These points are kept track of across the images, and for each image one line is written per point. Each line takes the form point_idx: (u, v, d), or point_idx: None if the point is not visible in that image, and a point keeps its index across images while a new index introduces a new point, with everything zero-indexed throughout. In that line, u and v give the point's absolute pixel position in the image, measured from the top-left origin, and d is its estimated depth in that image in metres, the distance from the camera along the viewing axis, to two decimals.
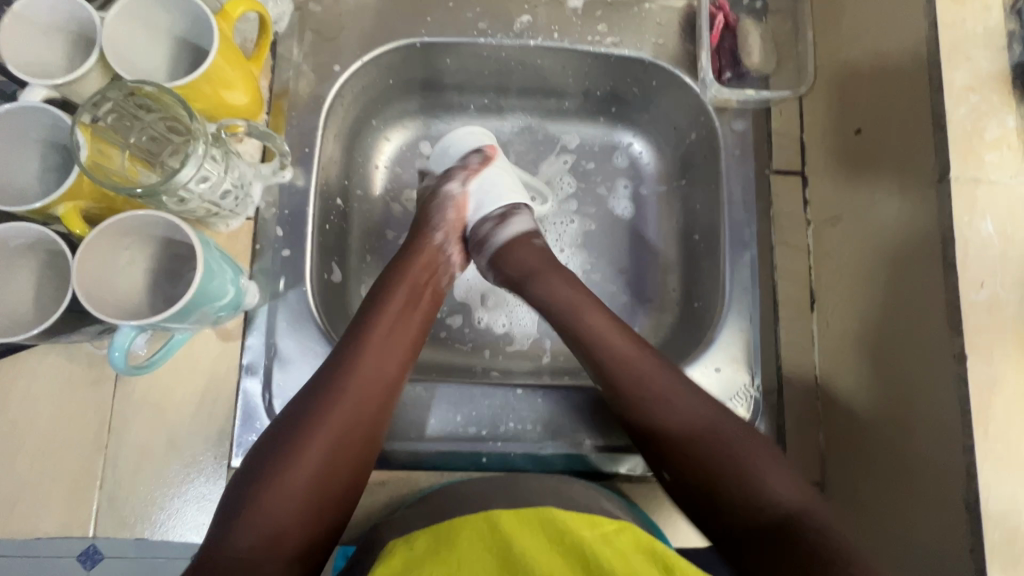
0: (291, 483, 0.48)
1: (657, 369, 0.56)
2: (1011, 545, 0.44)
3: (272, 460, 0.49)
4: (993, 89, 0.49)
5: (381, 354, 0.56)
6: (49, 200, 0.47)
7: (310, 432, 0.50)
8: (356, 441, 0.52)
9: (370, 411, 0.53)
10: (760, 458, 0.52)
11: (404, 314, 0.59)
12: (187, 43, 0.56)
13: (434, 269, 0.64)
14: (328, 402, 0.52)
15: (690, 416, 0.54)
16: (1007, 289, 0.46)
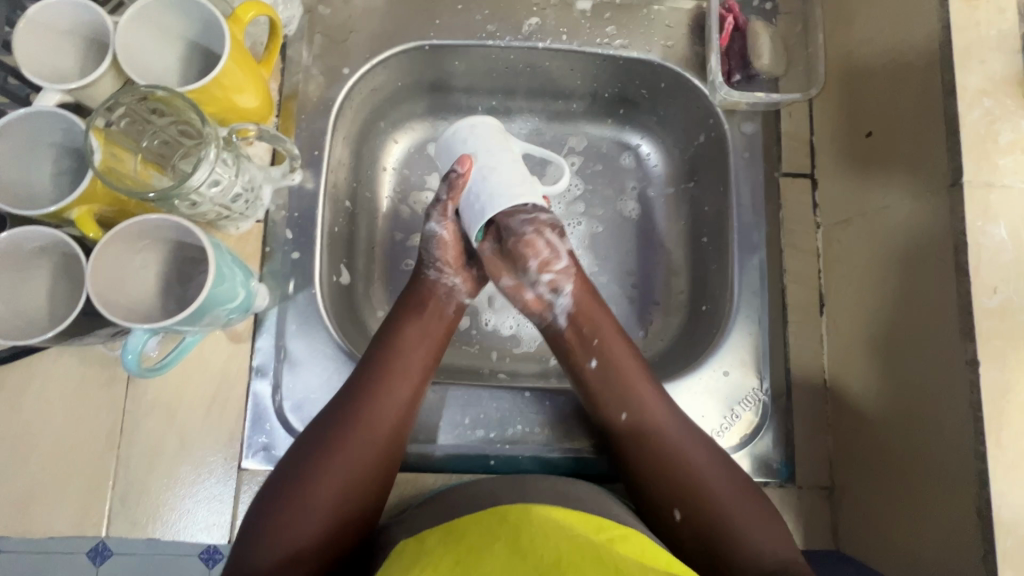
0: (312, 509, 0.50)
1: (670, 411, 0.58)
2: (1022, 552, 0.43)
3: (297, 486, 0.50)
4: (1006, 92, 0.49)
5: (400, 385, 0.57)
6: (64, 204, 0.48)
7: (333, 459, 0.52)
8: (376, 469, 0.53)
9: (390, 440, 0.55)
10: (753, 501, 0.54)
11: (421, 343, 0.60)
12: (199, 47, 0.56)
13: (440, 295, 0.62)
14: (351, 430, 0.53)
15: (697, 459, 0.56)
16: (1021, 294, 0.46)
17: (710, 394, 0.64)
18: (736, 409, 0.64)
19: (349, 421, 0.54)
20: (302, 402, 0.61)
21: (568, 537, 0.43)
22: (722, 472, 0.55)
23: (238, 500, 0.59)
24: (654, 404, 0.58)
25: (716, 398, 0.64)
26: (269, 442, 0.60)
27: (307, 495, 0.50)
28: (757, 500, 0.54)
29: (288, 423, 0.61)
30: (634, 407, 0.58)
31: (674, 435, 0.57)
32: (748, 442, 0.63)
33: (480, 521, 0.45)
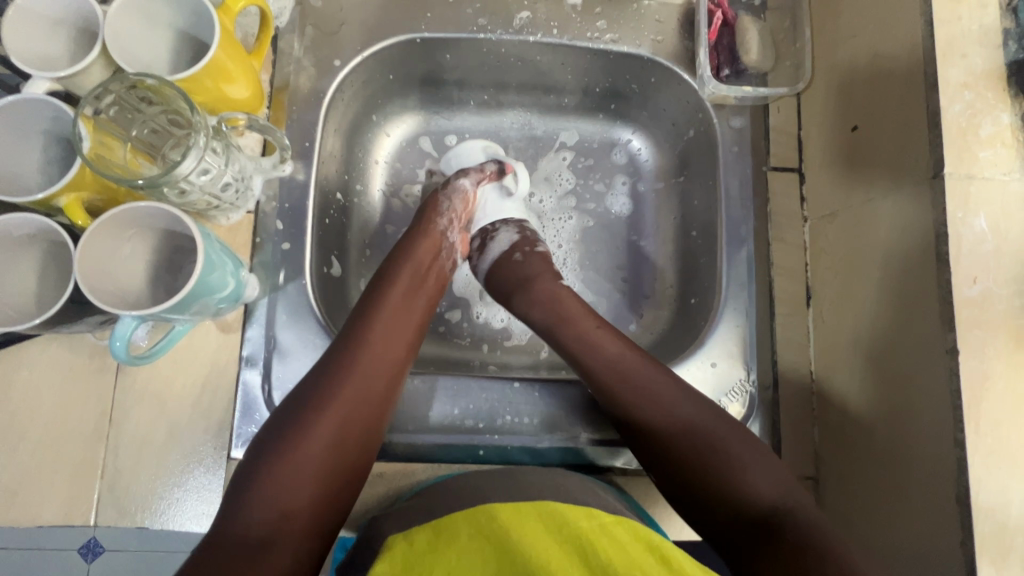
0: (302, 469, 0.49)
1: (649, 366, 0.58)
2: (998, 535, 0.44)
3: (283, 447, 0.49)
4: (987, 86, 0.50)
5: (388, 341, 0.57)
6: (52, 191, 0.48)
7: (320, 419, 0.51)
8: (366, 427, 0.53)
9: (378, 394, 0.54)
10: (755, 455, 0.53)
11: (410, 302, 0.60)
12: (189, 37, 0.56)
13: (438, 255, 0.64)
14: (339, 386, 0.53)
15: (680, 411, 0.55)
16: (999, 284, 0.47)
17: (698, 386, 0.65)
18: (723, 400, 0.64)
19: (336, 378, 0.53)
20: (292, 392, 0.61)
21: (558, 536, 0.44)
22: (707, 421, 0.55)
23: (227, 489, 0.59)
24: (628, 362, 0.57)
25: (703, 389, 0.65)
26: (259, 432, 0.60)
27: (297, 455, 0.49)
28: (748, 448, 0.54)
29: None
30: (608, 369, 0.57)
31: (654, 389, 0.56)
32: None
33: (468, 519, 0.46)
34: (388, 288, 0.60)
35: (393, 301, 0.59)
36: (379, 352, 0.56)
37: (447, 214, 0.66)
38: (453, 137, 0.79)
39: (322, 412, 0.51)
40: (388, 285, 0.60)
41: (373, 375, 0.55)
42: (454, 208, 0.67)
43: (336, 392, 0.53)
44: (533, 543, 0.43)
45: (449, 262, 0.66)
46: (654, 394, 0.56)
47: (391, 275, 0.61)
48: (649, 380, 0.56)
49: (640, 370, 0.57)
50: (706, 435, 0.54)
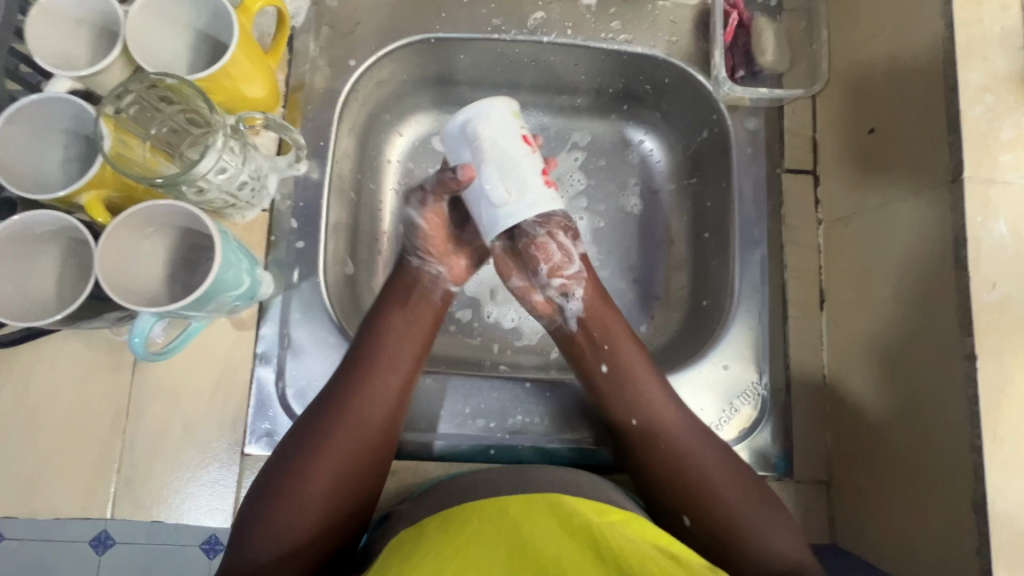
0: (306, 511, 0.50)
1: (682, 413, 0.58)
2: (1018, 545, 0.44)
3: (288, 483, 0.51)
4: (1008, 89, 0.49)
5: (384, 380, 0.56)
6: (73, 189, 0.49)
7: (319, 461, 0.52)
8: (368, 469, 0.54)
9: (372, 438, 0.54)
10: (762, 506, 0.54)
11: (409, 339, 0.59)
12: (207, 37, 0.57)
13: (425, 288, 0.62)
14: (330, 431, 0.53)
15: (707, 465, 0.55)
16: (1019, 289, 0.46)
17: (710, 388, 0.65)
18: (735, 403, 0.64)
19: (336, 420, 0.54)
20: (305, 389, 0.62)
21: (570, 533, 0.44)
22: (729, 474, 0.55)
23: (241, 484, 0.59)
24: (662, 406, 0.58)
25: (715, 391, 0.64)
26: (272, 428, 0.61)
27: (299, 495, 0.51)
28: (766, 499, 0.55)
29: (291, 409, 0.61)
30: (642, 410, 0.58)
31: (682, 438, 0.57)
32: (746, 436, 0.64)
33: (480, 512, 0.46)
34: (385, 328, 0.59)
35: (388, 341, 0.58)
36: (372, 398, 0.55)
37: (412, 246, 0.62)
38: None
39: (320, 454, 0.52)
40: (382, 324, 0.59)
41: (366, 420, 0.54)
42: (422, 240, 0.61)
43: (328, 438, 0.53)
44: (545, 540, 0.43)
45: (439, 293, 0.62)
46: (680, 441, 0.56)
47: (387, 309, 0.60)
48: (683, 427, 0.57)
49: (671, 416, 0.57)
50: (725, 486, 0.55)
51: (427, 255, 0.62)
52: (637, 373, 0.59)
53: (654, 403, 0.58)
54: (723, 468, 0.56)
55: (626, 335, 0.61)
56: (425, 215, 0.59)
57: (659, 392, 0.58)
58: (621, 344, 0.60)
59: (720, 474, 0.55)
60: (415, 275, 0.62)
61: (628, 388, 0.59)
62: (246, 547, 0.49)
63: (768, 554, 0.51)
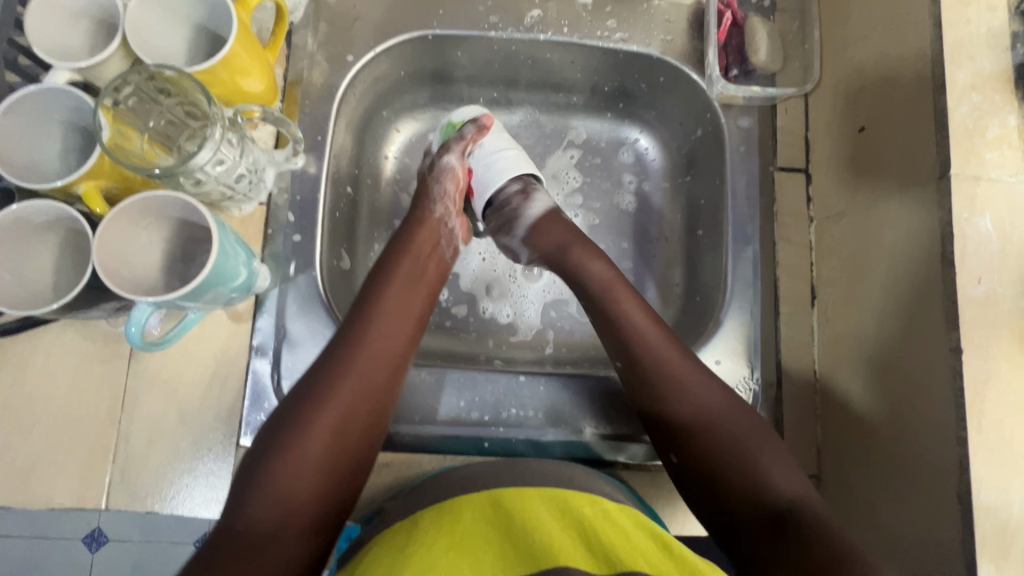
0: (308, 456, 0.49)
1: (679, 353, 0.58)
2: (1001, 535, 0.44)
3: (297, 428, 0.50)
4: (994, 88, 0.50)
5: (392, 330, 0.57)
6: (71, 179, 0.49)
7: (330, 407, 0.51)
8: (372, 419, 0.54)
9: (380, 387, 0.55)
10: (769, 441, 0.54)
11: (411, 290, 0.61)
12: (206, 31, 0.58)
13: (437, 242, 0.65)
14: (336, 378, 0.53)
15: (715, 412, 0.55)
16: (1004, 284, 0.47)
17: None
18: None
19: (348, 367, 0.54)
20: None
21: (563, 523, 0.45)
22: (728, 410, 0.55)
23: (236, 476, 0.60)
24: (656, 345, 0.58)
25: None
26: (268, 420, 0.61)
27: (308, 442, 0.50)
28: (765, 434, 0.54)
29: None
30: (635, 350, 0.58)
31: (681, 377, 0.56)
32: None
33: (474, 505, 0.47)
34: (390, 279, 0.60)
35: (395, 293, 0.60)
36: (377, 347, 0.56)
37: (439, 195, 0.66)
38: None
39: (330, 400, 0.52)
40: (392, 276, 0.60)
41: (372, 370, 0.55)
42: (444, 189, 0.67)
43: (335, 385, 0.53)
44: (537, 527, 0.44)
45: (449, 250, 0.67)
46: (677, 378, 0.56)
47: (396, 261, 0.62)
48: (681, 368, 0.57)
49: (672, 359, 0.57)
50: (727, 425, 0.54)
51: (443, 203, 0.67)
52: (632, 320, 0.60)
53: (650, 342, 0.58)
54: (729, 403, 0.56)
55: (617, 282, 0.63)
56: (460, 164, 0.67)
57: (654, 334, 0.59)
58: (611, 287, 0.62)
59: (726, 413, 0.55)
60: (427, 226, 0.65)
61: (622, 331, 0.59)
62: (244, 502, 0.47)
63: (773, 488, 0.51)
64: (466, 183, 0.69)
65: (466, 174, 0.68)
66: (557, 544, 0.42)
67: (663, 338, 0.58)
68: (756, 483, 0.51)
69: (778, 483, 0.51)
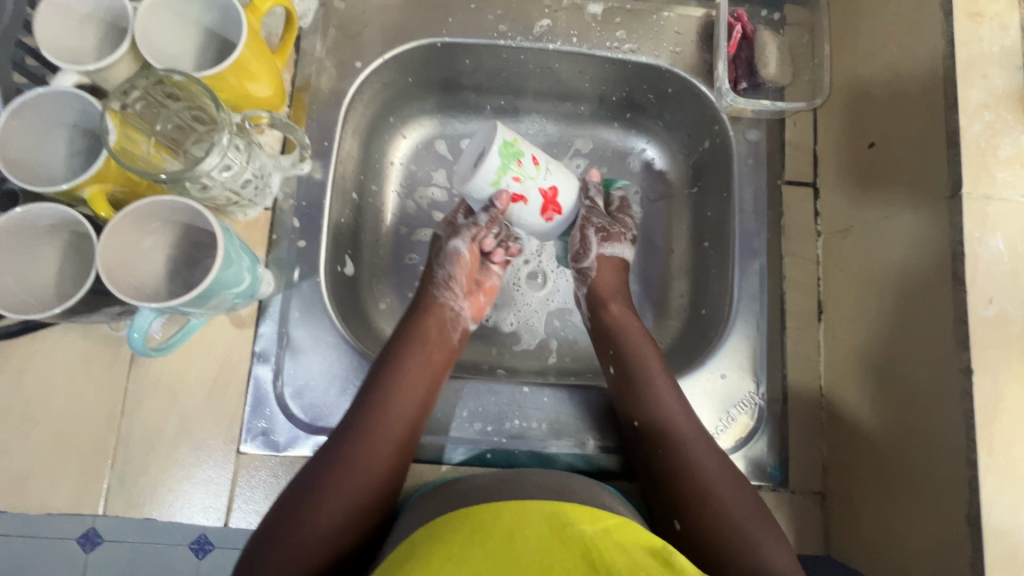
0: (318, 526, 0.49)
1: (688, 419, 0.60)
2: (1011, 560, 0.44)
3: (309, 495, 0.51)
4: (1007, 107, 0.50)
5: (406, 400, 0.58)
6: (77, 182, 0.48)
7: (340, 475, 0.52)
8: (388, 472, 0.54)
9: (394, 436, 0.56)
10: (763, 520, 0.52)
11: (428, 362, 0.61)
12: (214, 35, 0.57)
13: (445, 325, 0.65)
14: (355, 424, 0.55)
15: (703, 464, 0.56)
16: (1015, 305, 0.47)
17: (706, 396, 0.65)
18: (732, 412, 0.64)
19: (361, 435, 0.54)
20: (303, 389, 0.62)
21: (561, 537, 0.42)
22: (728, 484, 0.54)
23: (236, 483, 0.59)
24: (670, 409, 0.60)
25: (711, 400, 0.65)
26: (269, 427, 0.60)
27: (318, 510, 0.50)
28: (759, 511, 0.53)
29: (287, 409, 0.61)
30: (650, 411, 0.60)
31: (684, 440, 0.58)
32: (743, 445, 0.64)
33: (472, 519, 0.44)
34: (407, 350, 0.61)
35: (411, 365, 0.60)
36: (394, 397, 0.57)
37: (442, 280, 0.67)
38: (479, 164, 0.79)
39: (338, 472, 0.52)
40: (409, 347, 0.61)
41: (388, 417, 0.56)
42: (449, 273, 0.68)
43: (355, 429, 0.55)
44: (537, 544, 0.41)
45: (455, 331, 0.66)
46: (683, 445, 0.57)
47: (412, 334, 0.63)
48: (687, 430, 0.59)
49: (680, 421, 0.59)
50: (725, 499, 0.53)
51: (451, 288, 0.67)
52: (653, 376, 0.61)
53: (663, 397, 0.60)
54: (726, 471, 0.55)
55: (647, 341, 0.65)
56: (469, 248, 0.68)
57: (670, 399, 0.60)
58: (639, 347, 0.64)
59: (717, 475, 0.55)
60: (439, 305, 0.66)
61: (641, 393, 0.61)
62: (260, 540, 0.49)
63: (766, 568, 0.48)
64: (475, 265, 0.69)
65: (473, 260, 0.68)
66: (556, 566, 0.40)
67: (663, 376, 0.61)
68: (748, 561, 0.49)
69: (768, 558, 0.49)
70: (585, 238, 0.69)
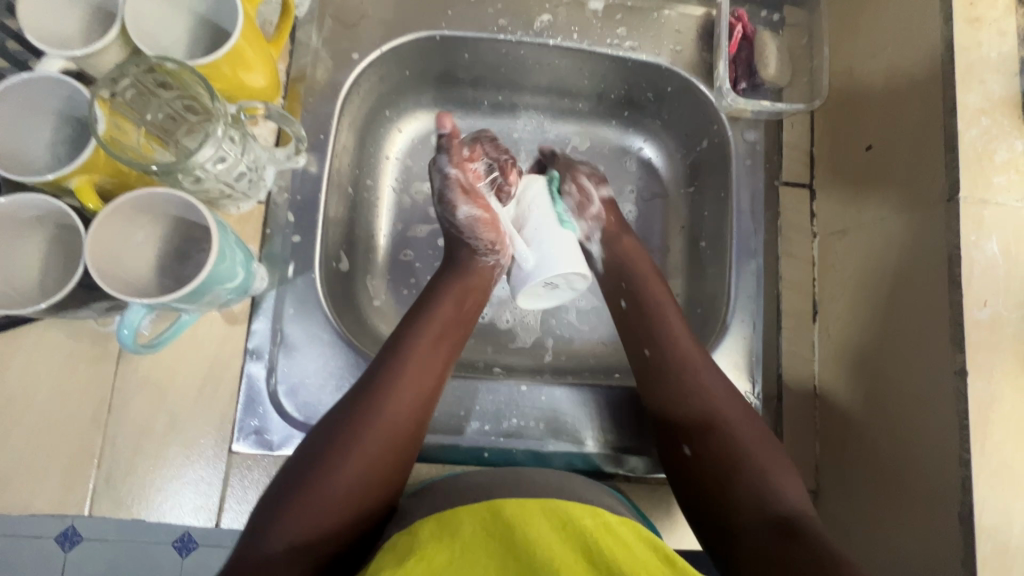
0: (342, 474, 0.49)
1: (696, 345, 0.61)
2: (1000, 556, 0.45)
3: (326, 456, 0.50)
4: (1004, 113, 0.50)
5: (426, 367, 0.57)
6: (64, 172, 0.47)
7: (365, 428, 0.52)
8: (414, 423, 0.55)
9: (431, 384, 0.57)
10: (777, 455, 0.54)
11: (445, 337, 0.60)
12: (208, 23, 0.56)
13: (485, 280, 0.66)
14: (396, 363, 0.56)
15: (724, 408, 0.56)
16: (1009, 308, 0.48)
17: None
18: None
19: (384, 395, 0.54)
20: (297, 387, 0.60)
21: (564, 539, 0.42)
22: (744, 417, 0.56)
23: (228, 483, 0.58)
24: (677, 333, 0.61)
25: None
26: (262, 426, 0.59)
27: (332, 478, 0.49)
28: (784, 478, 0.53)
29: (281, 408, 0.60)
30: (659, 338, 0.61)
31: (694, 381, 0.58)
32: None
33: (474, 518, 0.43)
34: (424, 324, 0.59)
35: (432, 333, 0.59)
36: (427, 345, 0.58)
37: (482, 247, 0.66)
38: None
39: (360, 429, 0.52)
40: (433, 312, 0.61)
41: (424, 369, 0.57)
42: (479, 240, 0.66)
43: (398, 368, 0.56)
44: (543, 546, 0.40)
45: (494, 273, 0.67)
46: (693, 371, 0.59)
47: (426, 310, 0.61)
48: (691, 349, 0.60)
49: (699, 370, 0.59)
50: (743, 430, 0.55)
51: (491, 250, 0.66)
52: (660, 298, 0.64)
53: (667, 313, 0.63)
54: (739, 404, 0.57)
55: (656, 282, 0.66)
56: (472, 210, 0.66)
57: (675, 316, 0.63)
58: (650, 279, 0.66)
59: (733, 411, 0.56)
60: (476, 270, 0.66)
61: (650, 317, 0.63)
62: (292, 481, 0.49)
63: (778, 498, 0.50)
64: (484, 232, 0.66)
65: (470, 225, 0.66)
66: (560, 564, 0.39)
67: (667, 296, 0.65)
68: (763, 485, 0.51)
69: (781, 492, 0.51)
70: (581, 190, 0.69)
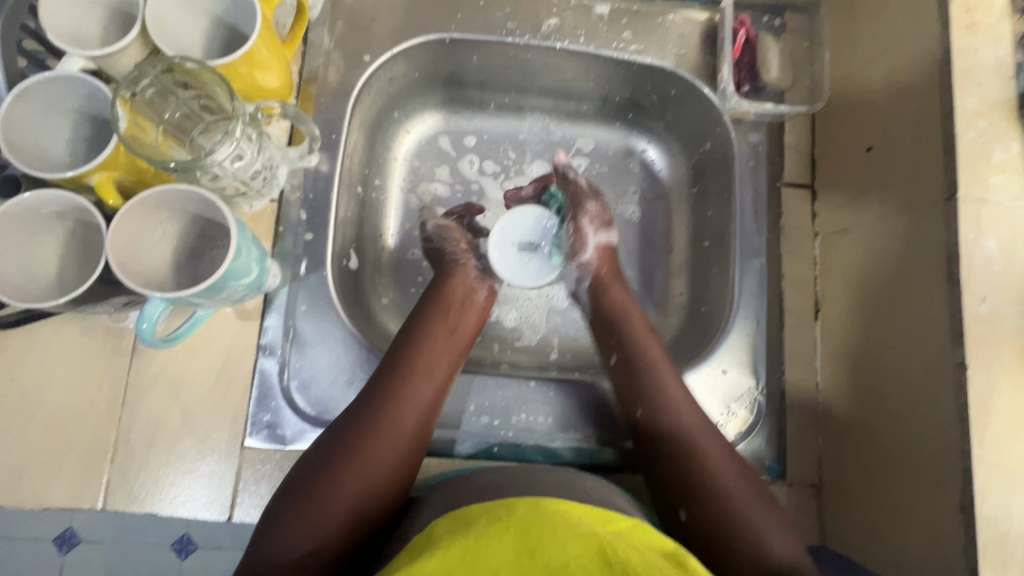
0: (330, 512, 0.49)
1: (686, 397, 0.60)
2: (1003, 547, 0.46)
3: (315, 494, 0.49)
4: (1001, 115, 0.52)
5: (415, 403, 0.56)
6: (85, 169, 0.48)
7: (353, 467, 0.51)
8: (404, 461, 0.54)
9: (419, 421, 0.56)
10: (767, 503, 0.53)
11: (447, 348, 0.61)
12: (224, 24, 0.57)
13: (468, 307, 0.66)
14: (387, 399, 0.55)
15: (704, 444, 0.57)
16: (1008, 304, 0.49)
17: (709, 391, 0.66)
18: (733, 406, 0.66)
19: (373, 432, 0.53)
20: (309, 382, 0.61)
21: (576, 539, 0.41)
22: (737, 471, 0.55)
23: (241, 478, 0.58)
24: (667, 386, 0.60)
25: (714, 395, 0.66)
26: (274, 421, 0.60)
27: (320, 518, 0.48)
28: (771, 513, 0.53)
29: (293, 403, 0.60)
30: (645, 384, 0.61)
31: (679, 421, 0.58)
32: (743, 439, 0.66)
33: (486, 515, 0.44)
34: (429, 336, 0.61)
35: (421, 363, 0.59)
36: (416, 379, 0.57)
37: (452, 253, 0.69)
38: (491, 163, 0.80)
39: (349, 466, 0.51)
40: (422, 343, 0.60)
41: (413, 406, 0.56)
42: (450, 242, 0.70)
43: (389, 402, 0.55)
44: (554, 542, 0.41)
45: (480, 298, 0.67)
46: (686, 431, 0.58)
47: (427, 321, 0.62)
48: (677, 394, 0.60)
49: (683, 410, 0.59)
50: (733, 483, 0.54)
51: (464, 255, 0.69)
52: (641, 339, 0.64)
53: (652, 359, 0.62)
54: (729, 452, 0.57)
55: (646, 327, 0.65)
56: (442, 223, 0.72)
57: (653, 347, 0.63)
58: (642, 333, 0.64)
59: (721, 461, 0.56)
60: (460, 298, 0.66)
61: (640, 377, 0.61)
62: (278, 526, 0.48)
63: (769, 552, 0.49)
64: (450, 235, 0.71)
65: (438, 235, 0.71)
66: (573, 566, 0.40)
67: (650, 339, 0.64)
68: (754, 539, 0.50)
69: (773, 543, 0.50)
70: (580, 231, 0.69)
